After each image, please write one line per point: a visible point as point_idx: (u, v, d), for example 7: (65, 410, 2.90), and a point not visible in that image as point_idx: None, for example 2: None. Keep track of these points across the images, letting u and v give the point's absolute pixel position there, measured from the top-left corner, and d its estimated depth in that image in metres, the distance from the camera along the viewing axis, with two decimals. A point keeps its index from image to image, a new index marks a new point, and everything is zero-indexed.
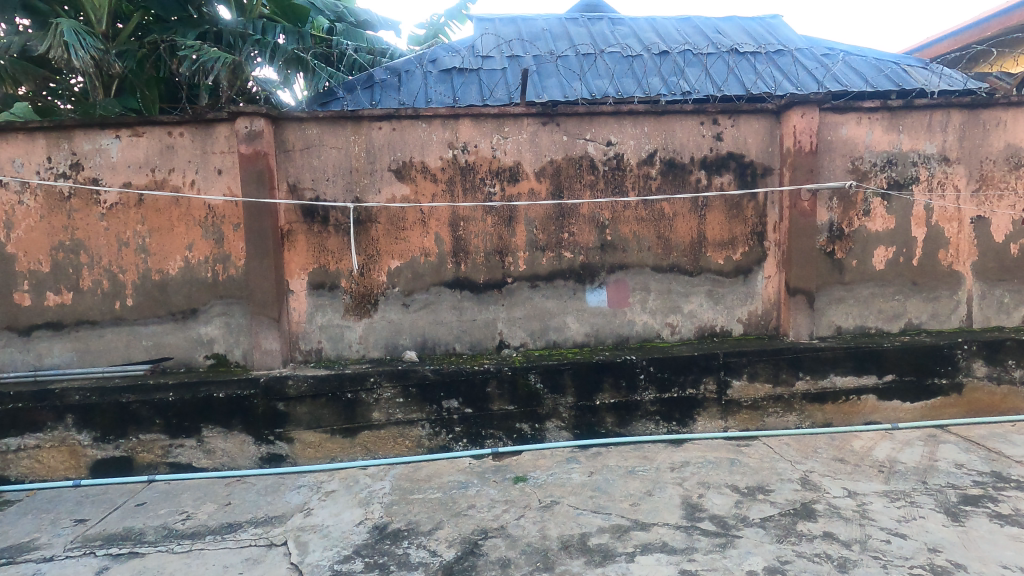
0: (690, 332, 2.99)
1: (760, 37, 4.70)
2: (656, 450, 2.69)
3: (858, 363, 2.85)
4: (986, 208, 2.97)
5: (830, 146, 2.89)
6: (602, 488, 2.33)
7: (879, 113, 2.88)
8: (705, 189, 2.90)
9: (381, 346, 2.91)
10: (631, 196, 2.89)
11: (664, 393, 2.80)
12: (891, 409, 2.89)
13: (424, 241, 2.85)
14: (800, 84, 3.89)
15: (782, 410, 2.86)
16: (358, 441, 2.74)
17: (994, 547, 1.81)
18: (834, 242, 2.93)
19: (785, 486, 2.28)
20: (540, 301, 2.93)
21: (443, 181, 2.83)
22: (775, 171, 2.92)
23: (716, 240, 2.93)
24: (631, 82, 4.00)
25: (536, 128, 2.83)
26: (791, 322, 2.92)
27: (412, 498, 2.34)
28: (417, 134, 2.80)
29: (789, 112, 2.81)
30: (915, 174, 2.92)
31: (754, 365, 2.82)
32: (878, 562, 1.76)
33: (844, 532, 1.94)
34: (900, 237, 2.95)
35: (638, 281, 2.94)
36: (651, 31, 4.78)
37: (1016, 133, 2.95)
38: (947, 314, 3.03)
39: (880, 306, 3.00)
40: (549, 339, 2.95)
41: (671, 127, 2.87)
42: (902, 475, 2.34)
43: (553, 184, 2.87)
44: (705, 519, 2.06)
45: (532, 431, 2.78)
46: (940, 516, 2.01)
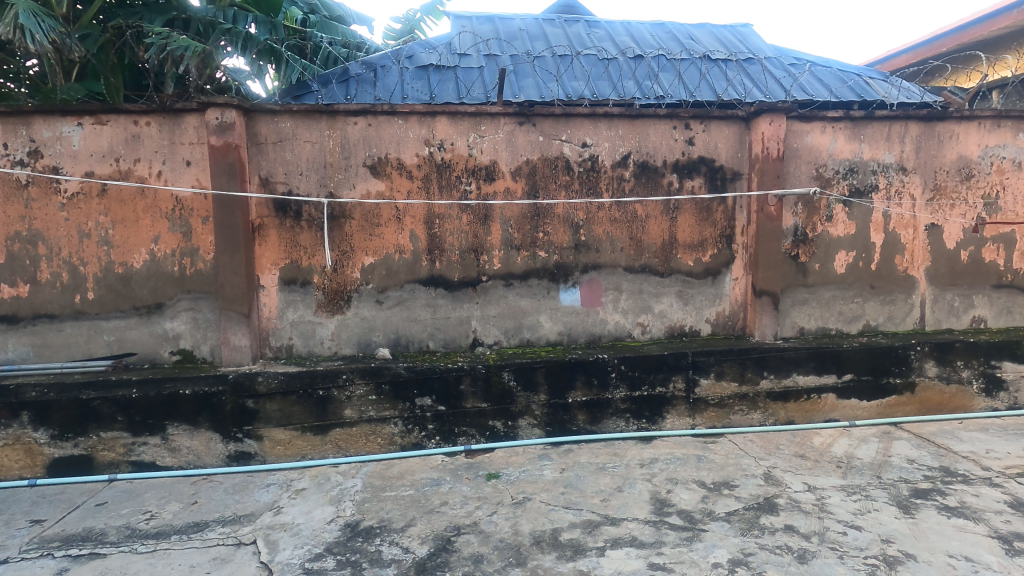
0: (661, 332, 3.06)
1: (730, 45, 4.83)
2: (626, 447, 2.74)
3: (819, 363, 2.96)
4: (940, 216, 3.12)
5: (796, 153, 2.98)
6: (574, 485, 2.37)
7: (842, 122, 3.00)
8: (676, 192, 2.97)
9: (354, 343, 2.88)
10: (606, 197, 2.94)
11: (634, 391, 2.86)
12: (849, 407, 3.01)
13: (399, 238, 2.84)
14: (768, 93, 4.02)
15: (746, 408, 2.95)
16: (330, 439, 2.72)
17: (942, 538, 1.91)
18: (798, 246, 3.03)
19: (749, 481, 2.36)
20: (514, 300, 2.95)
21: (419, 178, 2.82)
22: (743, 176, 3.01)
23: (686, 242, 3.01)
24: (606, 85, 4.07)
25: (513, 128, 2.85)
26: (756, 323, 3.01)
27: (384, 495, 2.34)
28: (393, 131, 2.79)
29: (759, 119, 2.90)
30: (874, 182, 3.05)
31: (722, 364, 2.90)
32: (835, 553, 1.84)
33: (804, 525, 2.02)
34: (860, 242, 3.07)
35: (611, 281, 2.99)
36: (626, 35, 4.85)
37: (968, 146, 3.10)
38: (902, 316, 3.17)
39: (840, 308, 3.12)
40: (523, 337, 2.98)
41: (645, 131, 2.92)
42: (858, 470, 2.45)
43: (529, 183, 2.89)
44: (673, 514, 2.12)
45: (504, 428, 2.80)
46: (892, 508, 2.12)
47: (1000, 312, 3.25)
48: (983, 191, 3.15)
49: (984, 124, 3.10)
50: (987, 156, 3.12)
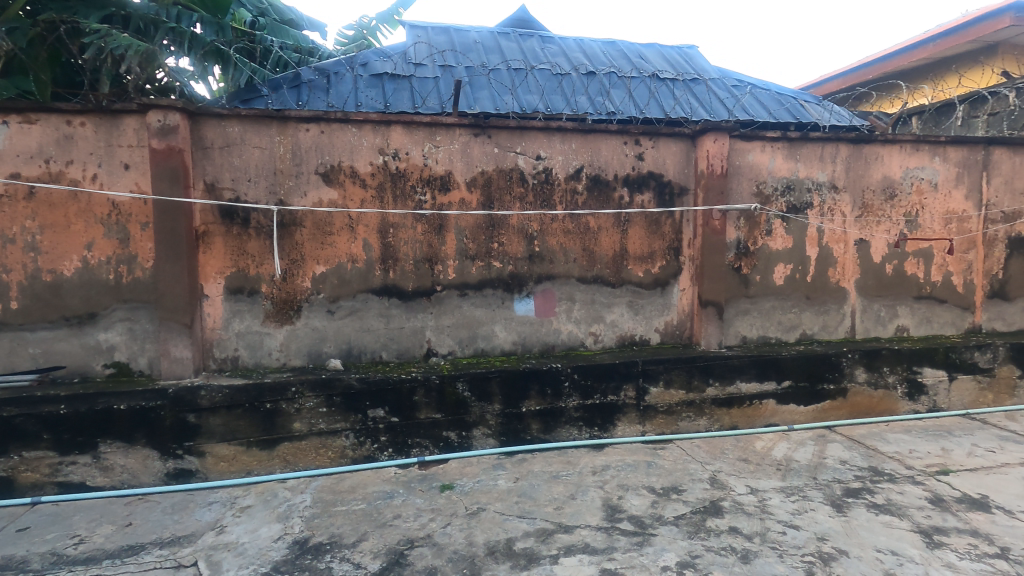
0: (612, 341, 3.13)
1: (678, 65, 5.03)
2: (579, 455, 2.79)
3: (760, 370, 3.10)
4: (868, 232, 3.35)
5: (739, 171, 3.14)
6: (527, 494, 2.39)
7: (779, 143, 3.17)
8: (627, 206, 3.07)
9: (304, 353, 2.81)
10: (559, 209, 2.99)
11: (587, 400, 2.91)
12: (788, 412, 3.17)
13: (352, 247, 2.80)
14: (712, 112, 4.23)
15: (693, 415, 3.06)
16: (277, 453, 2.63)
17: (871, 534, 2.04)
18: (741, 258, 3.18)
19: (696, 485, 2.44)
20: (469, 309, 2.96)
21: (373, 187, 2.80)
22: (690, 191, 3.13)
23: (637, 253, 3.10)
24: (559, 99, 4.18)
25: (468, 139, 2.87)
26: (702, 332, 3.13)
27: (334, 510, 2.28)
28: (347, 138, 2.75)
29: (703, 137, 3.03)
30: (809, 200, 3.24)
31: (670, 372, 2.99)
32: (775, 552, 1.93)
33: (747, 526, 2.11)
34: (797, 255, 3.26)
35: (564, 291, 3.05)
36: (579, 52, 4.98)
37: (892, 168, 3.35)
38: (835, 326, 3.37)
39: (779, 318, 3.29)
40: (478, 347, 2.99)
41: (597, 146, 3.00)
42: (796, 472, 2.58)
43: (484, 194, 2.92)
44: (624, 520, 2.17)
45: (458, 439, 2.79)
46: (827, 508, 2.24)
47: (921, 321, 3.50)
48: (905, 209, 3.40)
49: (905, 147, 3.35)
50: (908, 177, 3.38)
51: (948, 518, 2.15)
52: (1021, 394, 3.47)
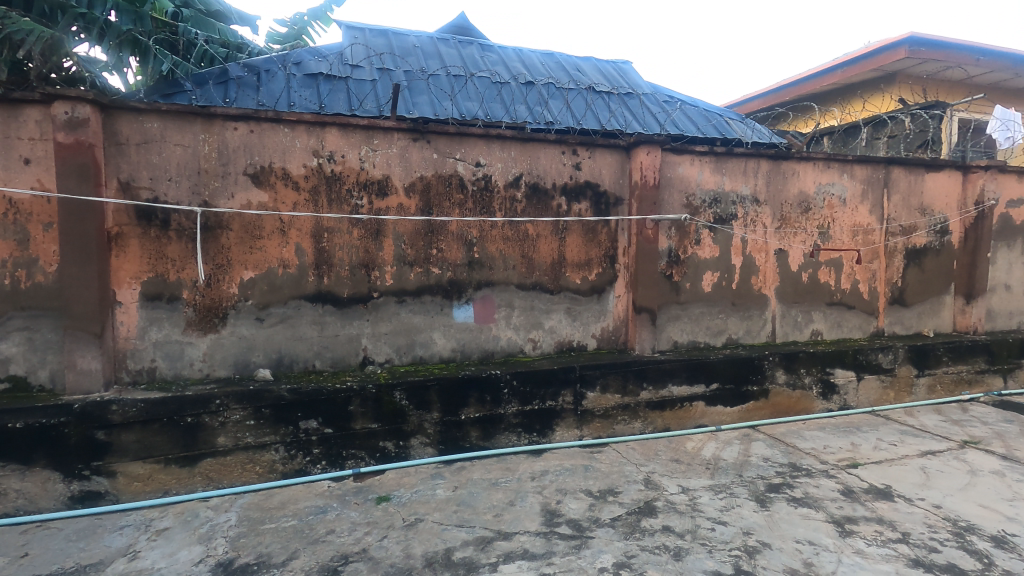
0: (551, 347, 3.17)
1: (613, 79, 5.20)
2: (518, 461, 2.79)
3: (690, 373, 3.24)
4: (786, 242, 3.58)
5: (670, 182, 3.27)
6: (466, 502, 2.36)
7: (707, 157, 3.34)
8: (565, 214, 3.12)
9: (229, 364, 2.66)
10: (498, 216, 3.01)
11: (526, 406, 2.92)
12: (716, 413, 3.32)
13: (283, 252, 2.69)
14: (644, 126, 4.40)
15: (629, 418, 3.14)
16: (199, 470, 2.47)
17: (791, 526, 2.17)
18: (672, 266, 3.31)
19: (631, 487, 2.50)
20: (407, 316, 2.91)
21: (306, 190, 2.70)
22: (624, 201, 3.24)
23: (574, 261, 3.16)
24: (499, 108, 4.24)
25: (407, 144, 2.84)
26: (636, 337, 3.23)
27: (262, 528, 2.17)
28: (278, 139, 2.65)
29: (637, 149, 3.14)
30: (734, 212, 3.43)
31: (606, 376, 3.06)
32: (705, 548, 2.01)
33: (679, 524, 2.18)
34: (723, 264, 3.43)
35: (504, 298, 3.06)
36: (518, 61, 5.05)
37: (807, 183, 3.60)
38: (758, 330, 3.58)
39: (707, 323, 3.45)
40: (416, 355, 2.94)
41: (536, 154, 3.04)
42: (724, 471, 2.70)
43: (422, 200, 2.88)
44: (563, 524, 2.19)
45: (395, 448, 2.73)
46: (752, 503, 2.36)
47: (832, 326, 3.77)
48: (818, 222, 3.66)
49: (818, 164, 3.61)
50: (821, 192, 3.64)
51: (857, 508, 2.32)
52: (918, 392, 3.81)
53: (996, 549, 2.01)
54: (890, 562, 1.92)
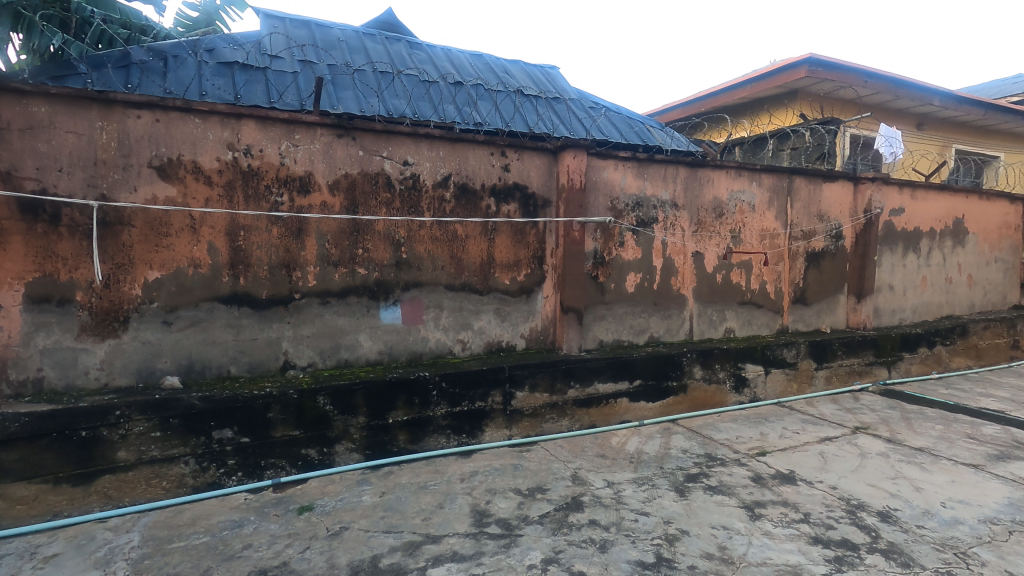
0: (480, 348, 3.17)
1: (540, 83, 5.28)
2: (447, 463, 2.77)
3: (615, 371, 3.34)
4: (702, 245, 3.79)
5: (595, 186, 3.37)
6: (394, 507, 2.32)
7: (630, 162, 3.47)
8: (493, 215, 3.14)
9: (132, 372, 2.45)
10: (427, 216, 2.97)
11: (455, 407, 2.90)
12: (639, 408, 3.45)
13: (194, 250, 2.52)
14: (571, 131, 4.52)
15: (557, 416, 3.19)
16: (95, 489, 2.25)
17: (707, 513, 2.29)
18: (598, 267, 3.41)
19: (559, 484, 2.55)
20: (331, 318, 2.81)
21: (220, 185, 2.55)
22: (552, 204, 3.30)
23: (503, 262, 3.18)
24: (427, 107, 4.22)
25: (330, 140, 2.74)
26: (564, 337, 3.30)
27: (169, 548, 2.01)
28: (188, 130, 2.47)
29: (564, 152, 3.21)
30: (655, 216, 3.59)
31: (535, 376, 3.10)
32: (629, 539, 2.09)
33: (604, 517, 2.25)
34: (645, 265, 3.58)
35: (432, 299, 3.02)
36: (447, 61, 5.01)
37: (720, 190, 3.83)
38: (677, 329, 3.76)
39: (631, 322, 3.58)
40: (341, 358, 2.84)
41: (464, 155, 3.03)
42: (646, 463, 2.81)
43: (347, 198, 2.80)
44: (492, 523, 2.19)
45: (319, 456, 2.62)
46: (672, 493, 2.47)
47: (743, 323, 4.03)
48: (731, 226, 3.90)
49: (730, 172, 3.85)
50: (733, 199, 3.89)
51: (766, 493, 2.49)
52: (818, 383, 4.15)
53: (882, 523, 2.22)
54: (794, 541, 2.08)
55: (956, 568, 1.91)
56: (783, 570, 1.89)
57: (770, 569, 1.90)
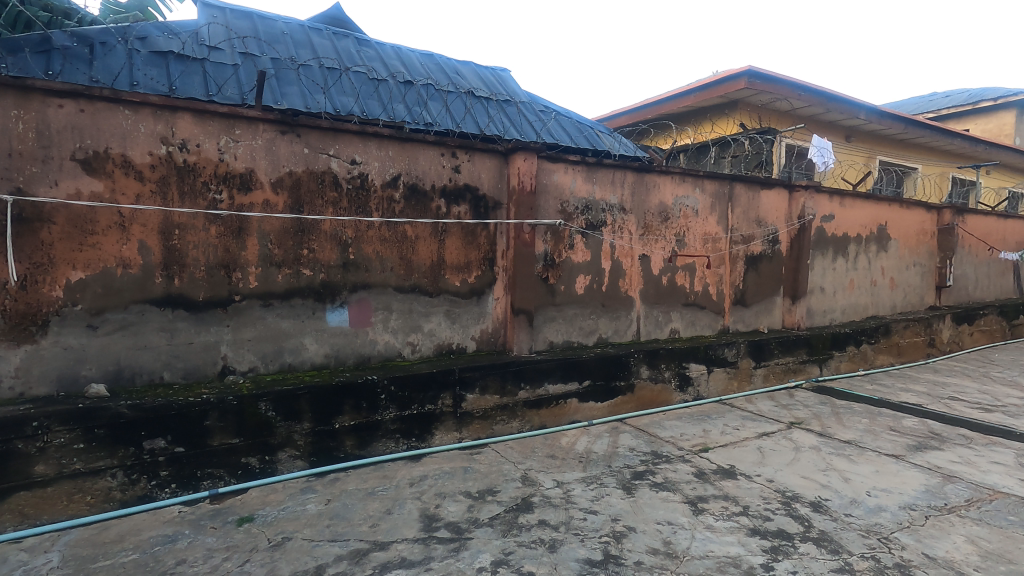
0: (430, 350, 3.13)
1: (491, 85, 5.28)
2: (396, 468, 2.72)
3: (565, 372, 3.38)
4: (649, 248, 3.89)
5: (546, 189, 3.40)
6: (340, 515, 2.25)
7: (579, 166, 3.53)
8: (444, 216, 3.11)
9: (51, 379, 2.28)
10: (375, 216, 2.92)
11: (404, 411, 2.86)
12: (588, 408, 3.50)
13: (123, 249, 2.37)
14: (521, 133, 4.56)
15: (507, 418, 3.20)
16: (9, 507, 2.08)
17: (653, 509, 2.35)
18: (548, 269, 3.44)
19: (509, 485, 2.56)
20: (274, 321, 2.71)
21: (153, 181, 2.41)
22: (503, 206, 3.31)
23: (454, 263, 3.16)
24: (376, 105, 4.16)
25: (273, 136, 2.64)
26: (514, 338, 3.30)
27: (93, 567, 1.88)
28: (117, 122, 2.33)
29: (515, 155, 3.22)
30: (604, 219, 3.66)
31: (485, 378, 3.09)
32: (578, 538, 2.11)
33: (553, 517, 2.27)
34: (594, 268, 3.64)
35: (381, 301, 2.97)
36: (396, 60, 4.93)
37: (666, 195, 3.94)
38: (625, 330, 3.84)
39: (580, 324, 3.64)
40: (284, 362, 2.74)
41: (414, 155, 2.99)
42: (594, 463, 2.86)
43: (292, 197, 2.71)
44: (441, 528, 2.17)
45: (260, 464, 2.52)
46: (620, 491, 2.52)
47: (687, 324, 4.17)
48: (676, 230, 4.02)
49: (675, 178, 3.97)
50: (678, 203, 4.01)
51: (708, 488, 2.57)
52: (757, 381, 4.34)
53: (815, 513, 2.34)
54: (734, 533, 2.16)
55: (879, 553, 2.03)
56: (724, 562, 1.96)
57: (712, 561, 1.97)
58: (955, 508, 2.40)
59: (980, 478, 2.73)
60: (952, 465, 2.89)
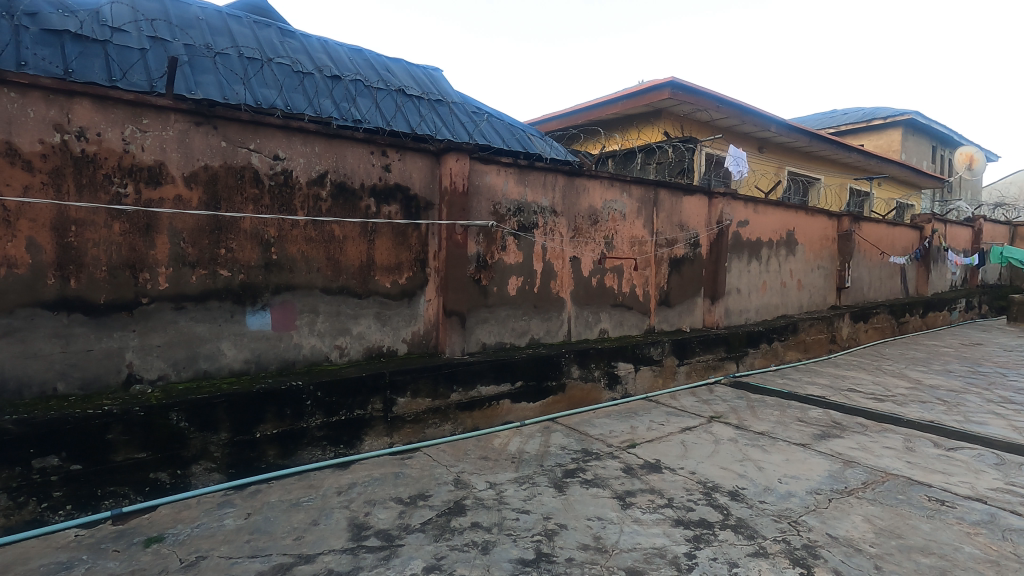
0: (359, 354, 3.03)
1: (423, 85, 5.21)
2: (323, 476, 2.61)
3: (498, 373, 3.38)
4: (579, 250, 3.97)
5: (478, 190, 3.40)
6: (262, 529, 2.14)
7: (511, 168, 3.55)
8: (373, 216, 3.03)
9: None
10: (300, 214, 2.79)
11: (331, 417, 2.75)
12: (520, 409, 3.52)
13: (8, 247, 2.13)
14: (453, 134, 4.53)
15: (439, 421, 3.15)
16: None
17: (584, 506, 2.40)
18: (481, 271, 3.43)
19: (441, 489, 2.52)
20: (187, 325, 2.53)
21: (45, 172, 2.19)
22: (434, 206, 3.27)
23: (384, 264, 3.09)
24: (301, 99, 4.00)
25: (186, 127, 2.47)
26: (447, 340, 3.27)
27: None
28: (2, 105, 2.09)
29: (447, 155, 3.19)
30: (535, 221, 3.70)
31: (417, 381, 3.04)
32: (510, 538, 2.11)
33: (486, 519, 2.26)
34: (526, 269, 3.68)
35: (306, 303, 2.84)
36: (323, 53, 4.75)
37: (595, 199, 4.04)
38: (556, 330, 3.90)
39: (512, 325, 3.66)
40: (199, 369, 2.57)
41: (342, 152, 2.89)
42: (527, 462, 2.88)
43: (207, 192, 2.54)
44: (371, 536, 2.11)
45: (172, 479, 2.34)
46: (551, 490, 2.56)
47: (616, 325, 4.30)
48: (605, 233, 4.14)
49: (604, 183, 4.09)
50: (606, 207, 4.13)
51: (635, 482, 2.66)
52: (680, 378, 4.54)
53: (732, 501, 2.48)
54: (660, 524, 2.25)
55: (789, 535, 2.18)
56: (650, 553, 2.03)
57: (639, 553, 2.04)
58: (854, 490, 2.62)
59: (874, 462, 2.99)
60: (851, 451, 3.15)
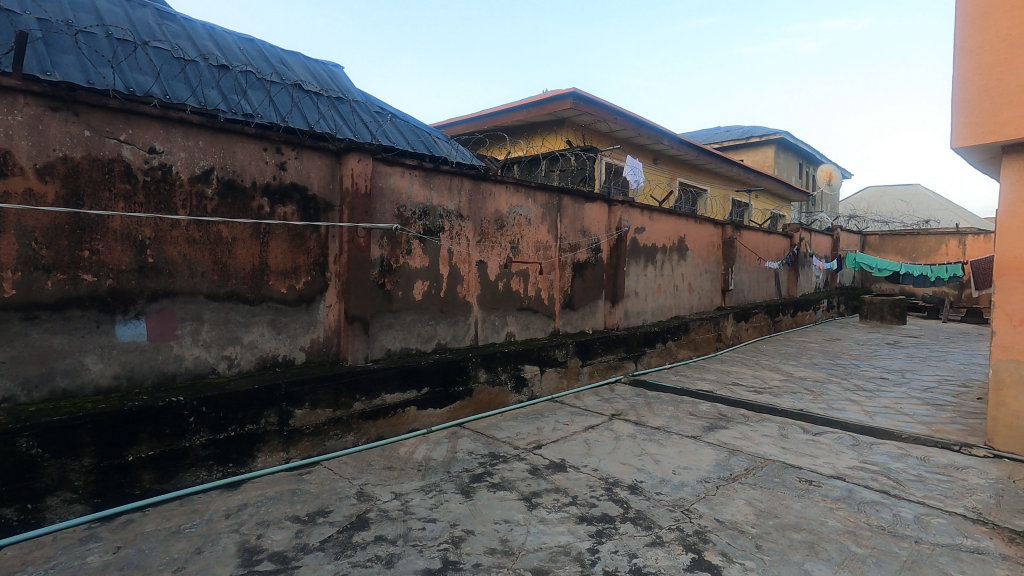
0: (250, 364, 2.82)
1: (322, 81, 4.99)
2: (208, 499, 2.40)
3: (403, 380, 3.29)
4: (486, 254, 3.99)
5: (381, 192, 3.30)
6: (134, 563, 1.91)
7: (416, 171, 3.49)
8: (267, 216, 2.84)
9: None
10: (181, 214, 2.55)
11: (218, 434, 2.53)
12: (427, 415, 3.45)
13: None
14: (355, 134, 4.39)
15: (341, 432, 3.01)
16: None
17: (490, 510, 2.40)
18: (384, 275, 3.34)
19: (343, 503, 2.41)
20: (41, 338, 2.22)
21: None
22: (335, 208, 3.13)
23: (278, 268, 2.90)
24: (182, 89, 3.68)
25: (41, 112, 2.17)
26: (348, 347, 3.14)
27: None
28: None
29: (348, 155, 3.07)
30: (441, 225, 3.66)
31: (316, 392, 2.88)
32: (416, 549, 2.06)
33: (390, 531, 2.19)
34: (432, 273, 3.63)
35: (189, 310, 2.60)
36: (209, 40, 4.40)
37: (501, 204, 4.08)
38: (463, 335, 3.88)
39: (418, 330, 3.59)
40: (56, 387, 2.26)
41: (230, 148, 2.69)
42: (433, 470, 2.83)
43: (66, 187, 2.25)
44: (264, 560, 1.96)
45: (21, 515, 2.04)
46: (458, 496, 2.53)
47: (522, 328, 4.36)
48: (511, 237, 4.19)
49: (509, 188, 4.14)
50: (512, 212, 4.18)
51: (541, 483, 2.71)
52: (583, 378, 4.69)
53: (631, 495, 2.59)
54: (565, 522, 2.30)
55: (682, 523, 2.32)
56: (555, 552, 2.07)
57: (545, 552, 2.07)
58: (738, 476, 2.84)
59: (754, 449, 3.27)
60: (735, 440, 3.42)
